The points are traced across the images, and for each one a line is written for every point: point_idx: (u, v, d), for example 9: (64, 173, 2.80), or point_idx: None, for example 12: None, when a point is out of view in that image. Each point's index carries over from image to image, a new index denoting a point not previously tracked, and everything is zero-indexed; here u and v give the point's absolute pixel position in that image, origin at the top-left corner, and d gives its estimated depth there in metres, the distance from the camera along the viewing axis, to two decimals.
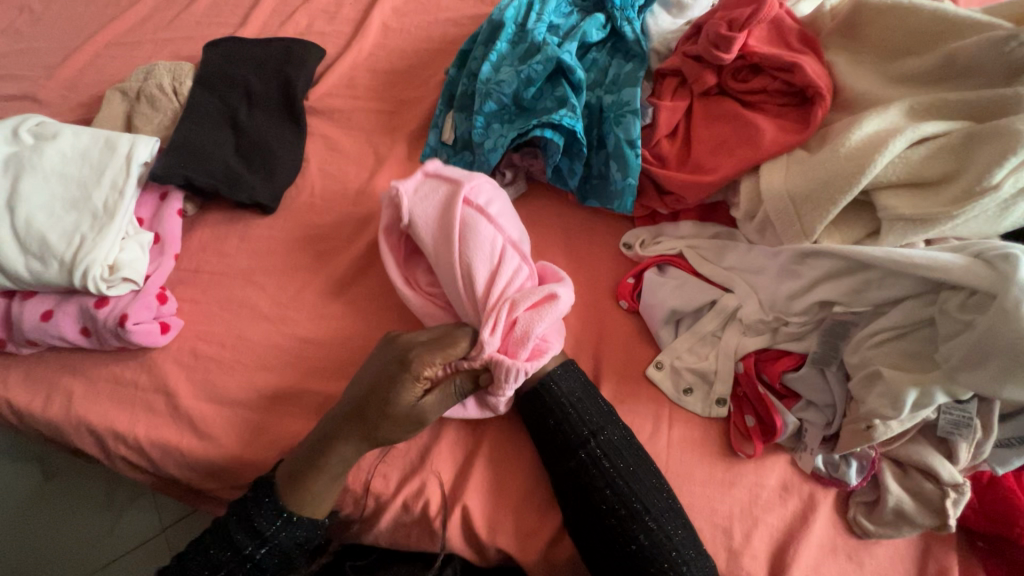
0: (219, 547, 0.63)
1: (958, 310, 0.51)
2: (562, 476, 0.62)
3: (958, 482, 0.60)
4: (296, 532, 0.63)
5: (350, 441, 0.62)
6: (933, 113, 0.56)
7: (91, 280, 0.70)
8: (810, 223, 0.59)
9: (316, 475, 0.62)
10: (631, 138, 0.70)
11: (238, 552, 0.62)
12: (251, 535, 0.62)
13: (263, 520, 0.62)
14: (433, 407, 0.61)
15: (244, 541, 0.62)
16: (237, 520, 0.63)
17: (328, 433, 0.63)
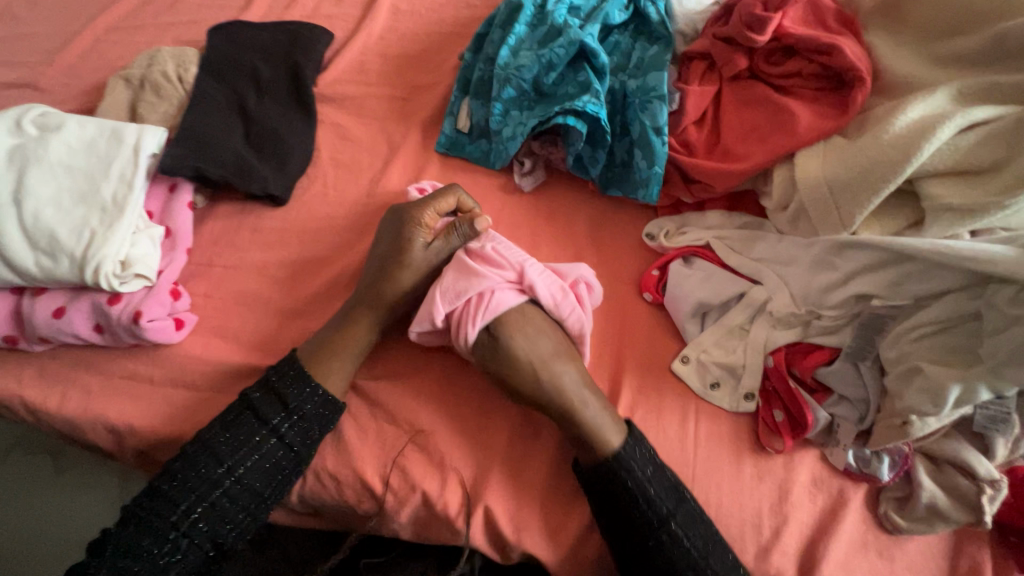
0: (242, 422, 0.64)
1: (1008, 304, 0.50)
2: (635, 556, 0.59)
3: (995, 478, 0.59)
4: (322, 409, 0.66)
5: (362, 325, 0.69)
6: (981, 98, 0.53)
7: (103, 276, 0.68)
8: (848, 213, 0.57)
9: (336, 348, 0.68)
10: (657, 125, 0.67)
11: (265, 424, 0.65)
12: (277, 407, 0.65)
13: (292, 392, 0.66)
14: (438, 245, 0.68)
15: (271, 412, 0.65)
16: (265, 395, 0.66)
17: (346, 315, 0.69)
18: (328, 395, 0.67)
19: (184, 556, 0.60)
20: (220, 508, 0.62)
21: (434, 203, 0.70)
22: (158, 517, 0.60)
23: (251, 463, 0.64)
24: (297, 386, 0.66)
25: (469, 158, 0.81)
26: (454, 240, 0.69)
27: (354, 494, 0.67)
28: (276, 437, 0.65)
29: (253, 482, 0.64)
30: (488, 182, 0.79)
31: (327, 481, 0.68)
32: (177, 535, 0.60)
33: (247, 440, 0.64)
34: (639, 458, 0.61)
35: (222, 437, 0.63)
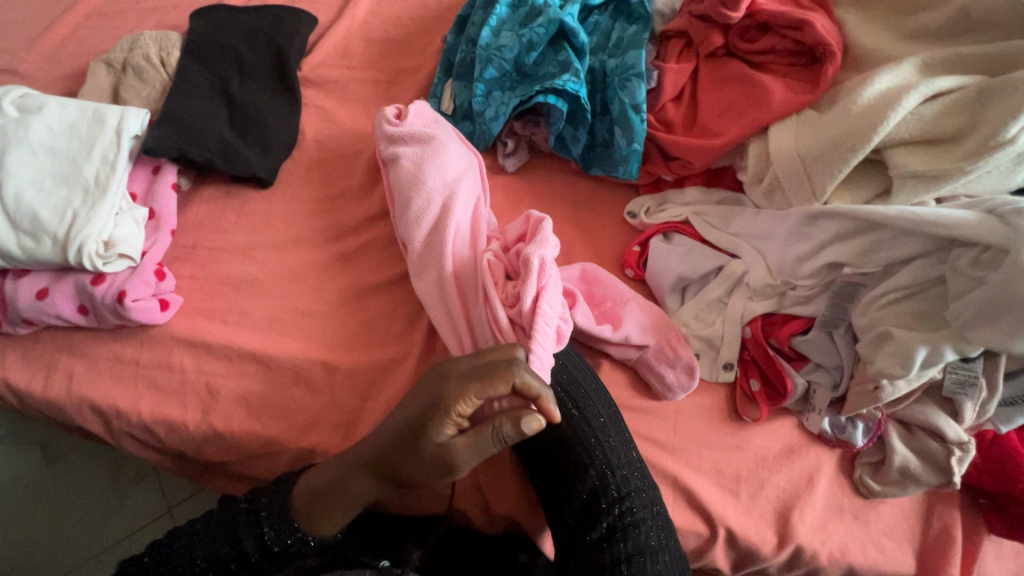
0: (236, 537, 0.60)
1: (971, 266, 0.51)
2: (557, 472, 0.63)
3: (963, 441, 0.61)
4: (304, 548, 0.61)
5: (367, 478, 0.58)
6: (946, 69, 0.55)
7: (86, 257, 0.68)
8: (820, 183, 0.58)
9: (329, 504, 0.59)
10: (636, 103, 0.68)
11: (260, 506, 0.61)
12: (259, 547, 0.60)
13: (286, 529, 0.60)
14: (465, 451, 0.52)
15: (252, 550, 0.59)
16: (259, 515, 0.60)
17: (343, 470, 0.58)
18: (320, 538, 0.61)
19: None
20: None
21: (455, 412, 0.52)
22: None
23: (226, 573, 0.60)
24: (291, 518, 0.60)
25: None
26: (485, 447, 0.52)
27: None
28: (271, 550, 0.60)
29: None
30: None
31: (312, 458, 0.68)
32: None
33: (240, 555, 0.60)
34: (585, 377, 0.65)
35: (206, 545, 0.60)
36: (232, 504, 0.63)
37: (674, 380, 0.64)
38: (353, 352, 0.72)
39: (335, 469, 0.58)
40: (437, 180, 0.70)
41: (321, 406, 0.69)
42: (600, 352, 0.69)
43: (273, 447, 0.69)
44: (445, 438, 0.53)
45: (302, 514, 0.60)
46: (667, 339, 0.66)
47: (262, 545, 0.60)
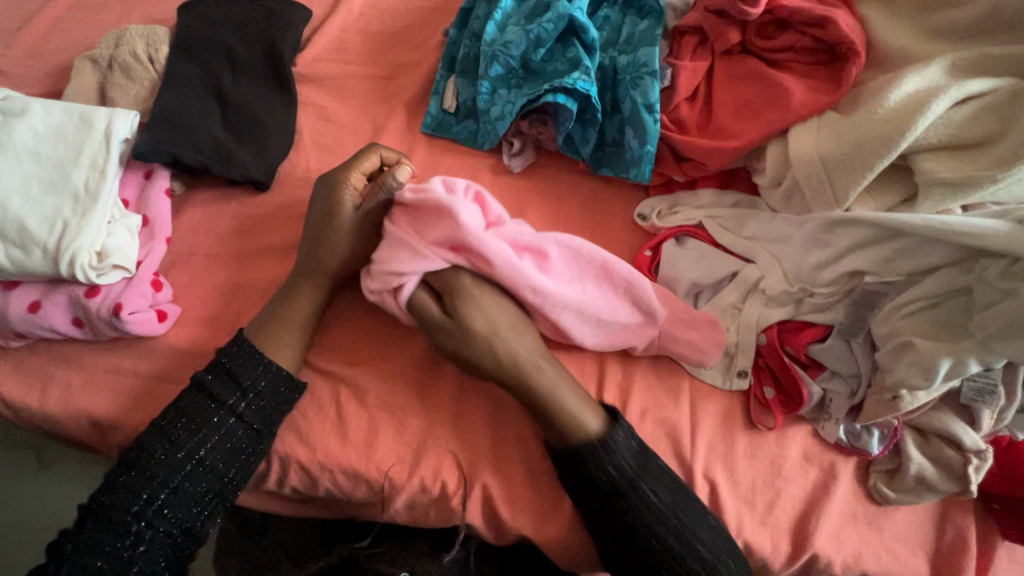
0: (209, 431, 0.61)
1: (999, 278, 0.50)
2: None
3: (981, 448, 0.60)
4: (278, 387, 0.65)
5: (310, 285, 0.69)
6: (975, 71, 0.53)
7: (78, 268, 0.66)
8: (842, 189, 0.56)
9: (280, 313, 0.68)
10: (649, 103, 0.66)
11: (220, 406, 0.63)
12: (232, 387, 0.63)
13: (248, 365, 0.64)
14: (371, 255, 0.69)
15: (226, 393, 0.63)
16: (228, 416, 0.62)
17: (288, 286, 0.69)
18: (280, 369, 0.65)
19: (149, 551, 0.57)
20: (183, 493, 0.59)
21: (360, 165, 0.70)
22: (111, 521, 0.56)
23: (200, 464, 0.60)
24: (264, 412, 0.64)
25: (457, 139, 0.79)
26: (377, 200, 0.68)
27: (348, 482, 0.66)
28: (240, 447, 0.62)
29: (213, 473, 0.61)
30: (476, 163, 0.77)
31: (319, 471, 0.66)
32: (139, 528, 0.57)
33: (214, 445, 0.61)
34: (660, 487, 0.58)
35: (179, 422, 0.61)
36: (177, 406, 0.62)
37: (701, 340, 0.64)
38: (358, 362, 0.70)
39: (286, 285, 0.69)
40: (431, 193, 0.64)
41: (326, 419, 0.67)
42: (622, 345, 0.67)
43: (278, 460, 0.67)
44: (351, 208, 0.69)
45: (253, 333, 0.67)
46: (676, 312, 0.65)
47: (233, 444, 0.62)
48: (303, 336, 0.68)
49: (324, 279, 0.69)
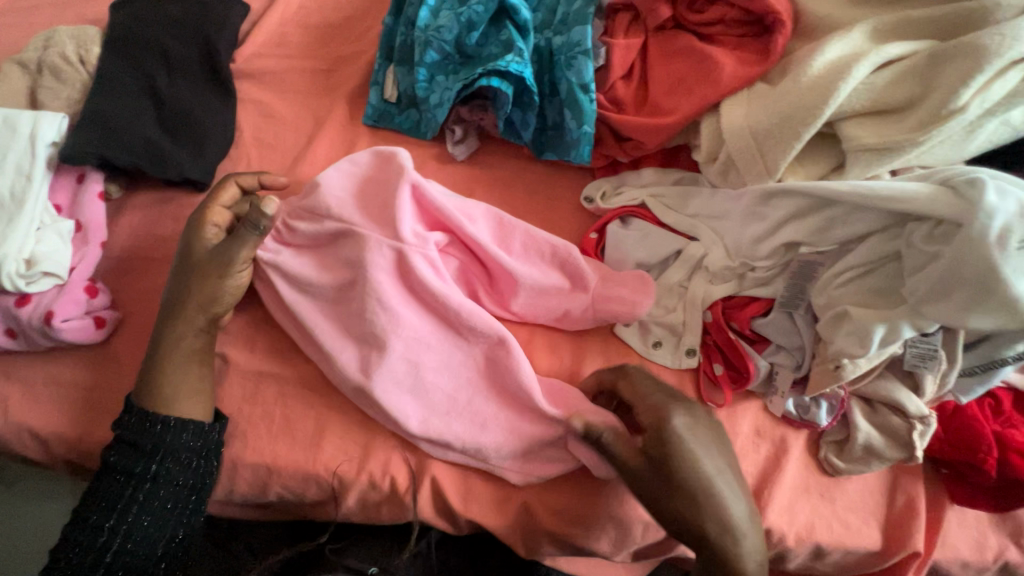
0: (125, 505, 0.59)
1: (925, 241, 0.50)
2: None
3: (924, 414, 0.60)
4: (188, 435, 0.62)
5: (189, 325, 0.64)
6: (896, 35, 0.53)
7: (5, 277, 0.64)
8: (773, 160, 0.56)
9: (162, 367, 0.63)
10: (583, 82, 0.65)
11: (130, 478, 0.59)
12: (138, 454, 0.60)
13: (148, 432, 0.60)
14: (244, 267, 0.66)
15: (132, 463, 0.59)
16: (143, 485, 0.59)
17: (160, 333, 0.64)
18: (184, 421, 0.62)
19: None
20: (122, 568, 0.58)
21: (218, 201, 0.69)
22: None
23: (128, 536, 0.59)
24: (187, 466, 0.62)
25: (400, 129, 0.77)
26: (249, 234, 0.65)
27: (297, 483, 0.65)
28: (171, 506, 0.61)
29: (148, 541, 0.59)
30: (419, 152, 0.75)
31: (267, 474, 0.65)
32: None
33: (134, 518, 0.59)
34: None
35: (93, 505, 0.59)
36: (90, 487, 0.59)
37: (631, 294, 0.64)
38: (305, 361, 0.69)
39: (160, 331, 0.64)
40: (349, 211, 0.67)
41: (273, 421, 0.66)
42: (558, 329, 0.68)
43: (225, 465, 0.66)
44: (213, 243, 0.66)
45: (140, 398, 0.62)
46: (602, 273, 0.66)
47: (159, 504, 0.60)
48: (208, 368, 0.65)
49: (197, 315, 0.64)
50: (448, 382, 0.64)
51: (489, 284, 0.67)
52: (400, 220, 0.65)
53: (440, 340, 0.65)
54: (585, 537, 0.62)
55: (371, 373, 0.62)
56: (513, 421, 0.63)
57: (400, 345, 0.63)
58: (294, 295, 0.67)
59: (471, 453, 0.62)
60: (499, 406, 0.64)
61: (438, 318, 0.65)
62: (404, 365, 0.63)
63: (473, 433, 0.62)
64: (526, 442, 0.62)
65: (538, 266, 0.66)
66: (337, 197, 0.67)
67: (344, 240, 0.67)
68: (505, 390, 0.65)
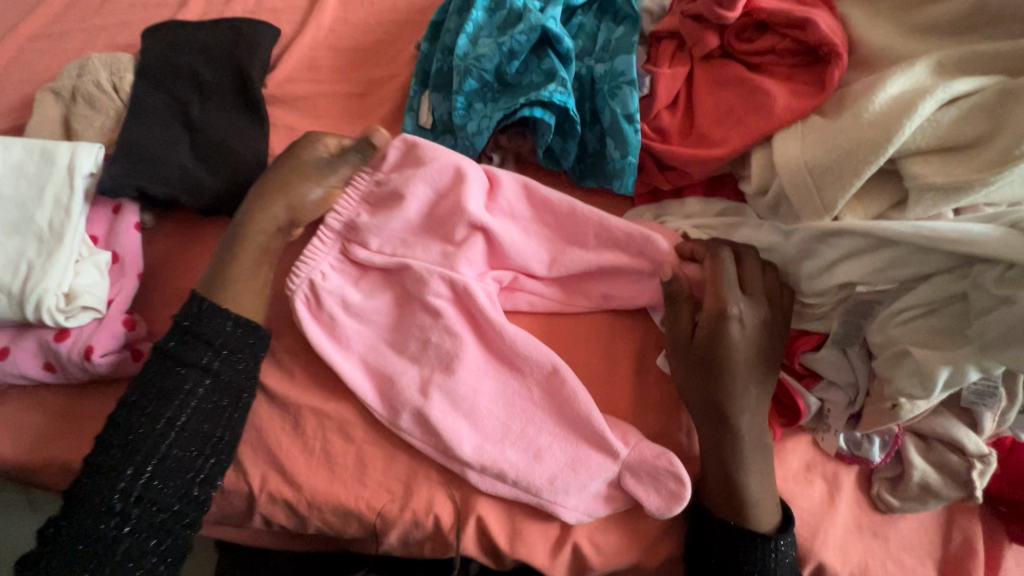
0: (177, 389, 0.59)
1: (995, 284, 0.49)
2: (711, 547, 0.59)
3: (984, 453, 0.59)
4: (248, 355, 0.63)
5: (267, 233, 0.67)
6: (961, 70, 0.52)
7: (46, 313, 0.63)
8: (831, 197, 0.54)
9: (234, 261, 0.65)
10: (628, 113, 0.63)
11: (190, 367, 0.60)
12: (200, 347, 0.61)
13: (213, 324, 0.61)
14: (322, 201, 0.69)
15: (195, 355, 0.60)
16: (202, 378, 0.60)
17: (237, 227, 0.66)
18: (246, 322, 0.63)
19: (136, 530, 0.55)
20: (170, 459, 0.58)
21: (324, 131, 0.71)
22: (90, 507, 0.54)
23: (181, 429, 0.58)
24: (229, 391, 0.61)
25: None
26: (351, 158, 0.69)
27: (338, 519, 0.64)
28: (209, 432, 0.60)
29: (198, 433, 0.59)
30: None
31: (309, 509, 0.64)
32: (124, 506, 0.55)
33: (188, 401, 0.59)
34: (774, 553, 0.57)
35: (149, 388, 0.59)
36: (127, 400, 0.58)
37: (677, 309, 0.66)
38: (343, 392, 0.67)
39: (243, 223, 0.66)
40: (394, 242, 0.68)
41: (314, 455, 0.65)
42: (604, 361, 0.67)
43: (265, 500, 0.65)
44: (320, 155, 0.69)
45: (207, 288, 0.65)
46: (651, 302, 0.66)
47: (213, 406, 0.60)
48: (263, 317, 0.66)
49: (277, 213, 0.66)
50: (501, 409, 0.64)
51: (537, 288, 0.68)
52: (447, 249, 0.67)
53: (498, 367, 0.66)
54: (630, 566, 0.62)
55: (432, 398, 0.63)
56: (570, 452, 0.62)
57: (461, 371, 0.64)
58: (342, 326, 0.67)
59: (523, 486, 0.61)
60: (555, 435, 0.63)
61: (490, 344, 0.66)
62: (459, 391, 0.64)
63: (528, 466, 0.62)
64: (581, 476, 0.61)
65: (585, 294, 0.68)
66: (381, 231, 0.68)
67: (407, 241, 0.68)
68: (561, 417, 0.64)
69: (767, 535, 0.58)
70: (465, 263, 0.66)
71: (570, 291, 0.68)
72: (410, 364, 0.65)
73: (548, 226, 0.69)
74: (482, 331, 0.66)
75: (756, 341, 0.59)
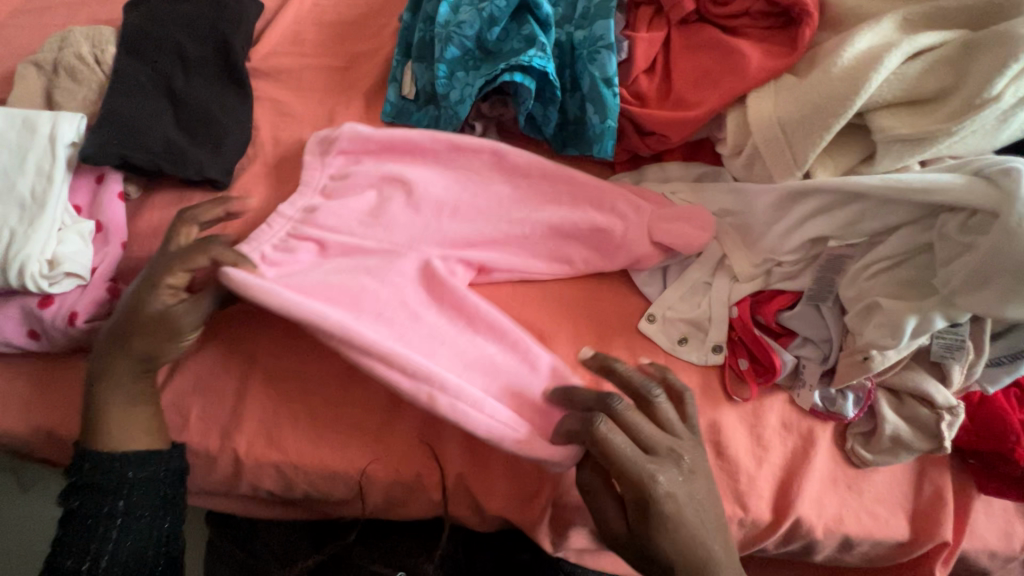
0: (96, 536, 0.58)
1: (959, 233, 0.50)
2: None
3: (953, 404, 0.60)
4: (150, 469, 0.60)
5: (123, 371, 0.59)
6: (926, 26, 0.54)
7: (29, 278, 0.64)
8: (802, 153, 0.56)
9: (103, 414, 0.59)
10: (607, 76, 0.64)
11: (100, 518, 0.58)
12: (104, 491, 0.58)
13: (109, 468, 0.58)
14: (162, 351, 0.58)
15: (105, 497, 0.58)
16: (115, 521, 0.58)
17: (93, 379, 0.59)
18: (142, 452, 0.59)
19: None
20: None
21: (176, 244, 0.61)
22: None
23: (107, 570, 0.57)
24: (150, 514, 0.60)
25: (418, 126, 0.77)
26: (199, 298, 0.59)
27: (324, 481, 0.65)
28: (143, 554, 0.59)
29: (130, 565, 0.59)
30: None
31: (294, 472, 0.65)
32: None
33: (104, 530, 0.58)
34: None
35: (69, 540, 0.58)
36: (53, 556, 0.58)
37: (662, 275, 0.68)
38: (329, 356, 0.68)
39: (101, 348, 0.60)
40: (361, 212, 0.68)
41: (299, 418, 0.66)
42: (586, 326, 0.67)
43: (249, 465, 0.65)
44: (161, 309, 0.57)
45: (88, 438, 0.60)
46: (628, 265, 0.67)
47: (133, 535, 0.59)
48: (160, 439, 0.61)
49: (126, 364, 0.58)
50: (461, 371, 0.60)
51: (503, 257, 0.68)
52: (411, 220, 0.68)
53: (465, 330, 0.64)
54: None
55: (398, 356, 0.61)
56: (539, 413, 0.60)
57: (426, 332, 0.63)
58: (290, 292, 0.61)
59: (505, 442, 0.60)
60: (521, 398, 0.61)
61: (455, 310, 0.65)
62: (423, 349, 0.61)
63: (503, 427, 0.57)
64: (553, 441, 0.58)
65: (557, 252, 0.68)
66: (343, 204, 0.68)
67: (372, 213, 0.68)
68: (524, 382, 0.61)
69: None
70: (431, 235, 0.68)
71: (544, 253, 0.68)
72: (374, 326, 0.60)
73: (522, 190, 0.70)
74: (448, 294, 0.65)
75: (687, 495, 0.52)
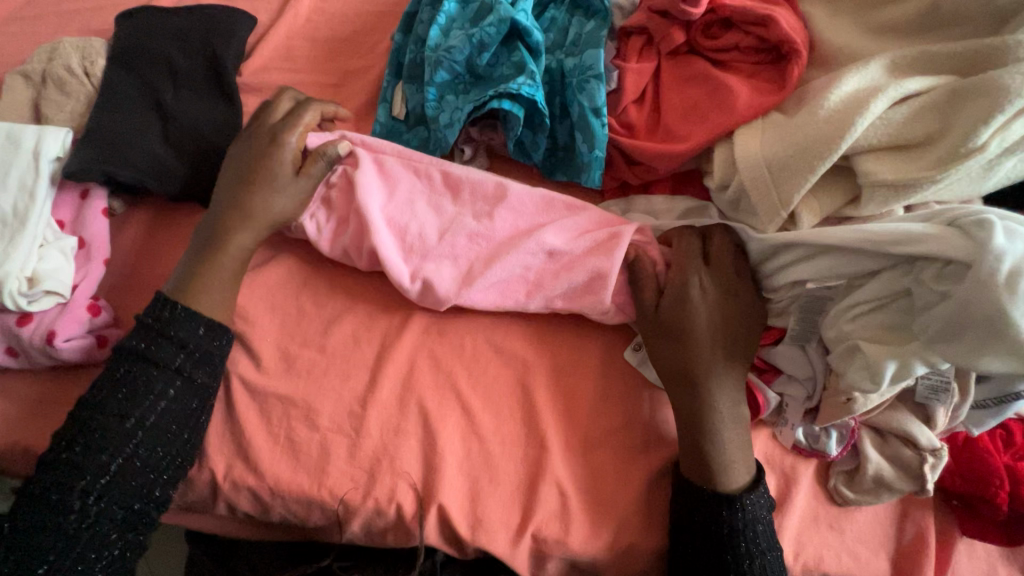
0: (148, 389, 0.59)
1: (935, 280, 0.50)
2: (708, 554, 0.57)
3: (936, 446, 0.60)
4: (215, 342, 0.63)
5: (237, 235, 0.65)
6: (914, 70, 0.54)
7: (7, 296, 0.63)
8: (787, 193, 0.55)
9: (203, 271, 0.64)
10: (596, 106, 0.64)
11: (162, 371, 0.60)
12: (173, 347, 0.60)
13: (187, 325, 0.61)
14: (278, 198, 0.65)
15: (169, 355, 0.60)
16: (171, 379, 0.60)
17: (204, 236, 0.66)
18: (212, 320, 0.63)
19: (97, 522, 0.55)
20: (129, 469, 0.57)
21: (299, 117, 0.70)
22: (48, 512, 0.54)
23: (148, 430, 0.58)
24: (197, 392, 0.61)
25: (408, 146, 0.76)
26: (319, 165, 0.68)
27: (301, 507, 0.64)
28: (175, 432, 0.60)
29: (167, 437, 0.59)
30: None
31: (272, 497, 0.64)
32: (83, 503, 0.55)
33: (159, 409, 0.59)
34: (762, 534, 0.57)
35: (119, 393, 0.58)
36: (87, 419, 0.58)
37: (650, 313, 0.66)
38: (308, 381, 0.67)
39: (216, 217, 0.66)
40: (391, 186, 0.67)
41: (277, 443, 0.65)
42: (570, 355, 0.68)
43: (228, 488, 0.65)
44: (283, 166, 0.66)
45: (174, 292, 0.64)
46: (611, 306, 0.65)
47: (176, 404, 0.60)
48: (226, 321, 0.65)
49: (246, 232, 0.65)
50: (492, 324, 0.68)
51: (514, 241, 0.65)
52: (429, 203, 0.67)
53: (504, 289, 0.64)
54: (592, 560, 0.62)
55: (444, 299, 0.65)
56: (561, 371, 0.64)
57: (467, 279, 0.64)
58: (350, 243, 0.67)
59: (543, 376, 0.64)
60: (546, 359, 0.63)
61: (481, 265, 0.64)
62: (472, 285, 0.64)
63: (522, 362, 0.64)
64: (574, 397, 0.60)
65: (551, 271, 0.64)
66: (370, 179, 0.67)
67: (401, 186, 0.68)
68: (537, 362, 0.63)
69: (733, 494, 0.58)
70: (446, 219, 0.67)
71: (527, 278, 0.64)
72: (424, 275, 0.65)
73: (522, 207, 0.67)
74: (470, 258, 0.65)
75: (715, 307, 0.60)
